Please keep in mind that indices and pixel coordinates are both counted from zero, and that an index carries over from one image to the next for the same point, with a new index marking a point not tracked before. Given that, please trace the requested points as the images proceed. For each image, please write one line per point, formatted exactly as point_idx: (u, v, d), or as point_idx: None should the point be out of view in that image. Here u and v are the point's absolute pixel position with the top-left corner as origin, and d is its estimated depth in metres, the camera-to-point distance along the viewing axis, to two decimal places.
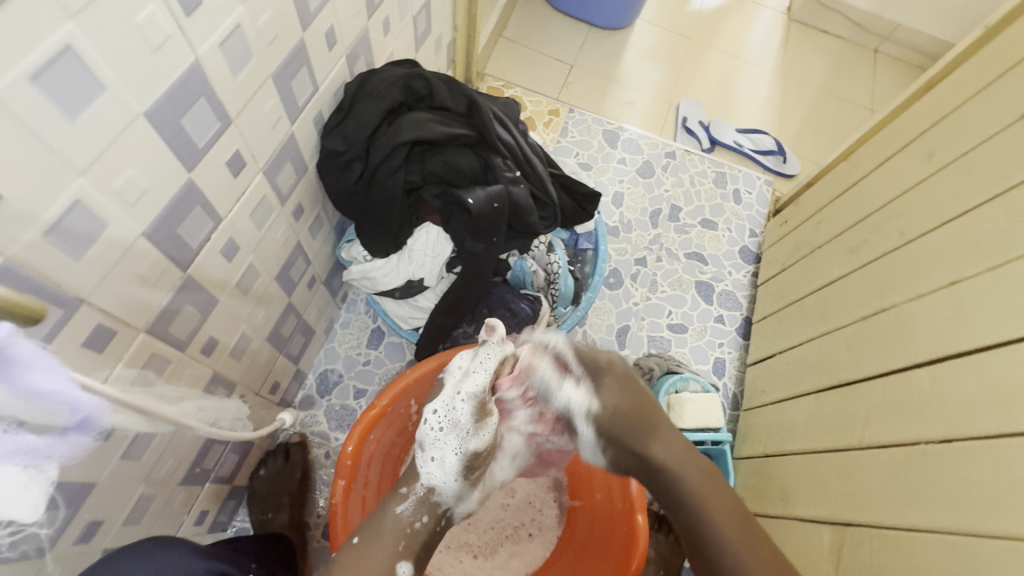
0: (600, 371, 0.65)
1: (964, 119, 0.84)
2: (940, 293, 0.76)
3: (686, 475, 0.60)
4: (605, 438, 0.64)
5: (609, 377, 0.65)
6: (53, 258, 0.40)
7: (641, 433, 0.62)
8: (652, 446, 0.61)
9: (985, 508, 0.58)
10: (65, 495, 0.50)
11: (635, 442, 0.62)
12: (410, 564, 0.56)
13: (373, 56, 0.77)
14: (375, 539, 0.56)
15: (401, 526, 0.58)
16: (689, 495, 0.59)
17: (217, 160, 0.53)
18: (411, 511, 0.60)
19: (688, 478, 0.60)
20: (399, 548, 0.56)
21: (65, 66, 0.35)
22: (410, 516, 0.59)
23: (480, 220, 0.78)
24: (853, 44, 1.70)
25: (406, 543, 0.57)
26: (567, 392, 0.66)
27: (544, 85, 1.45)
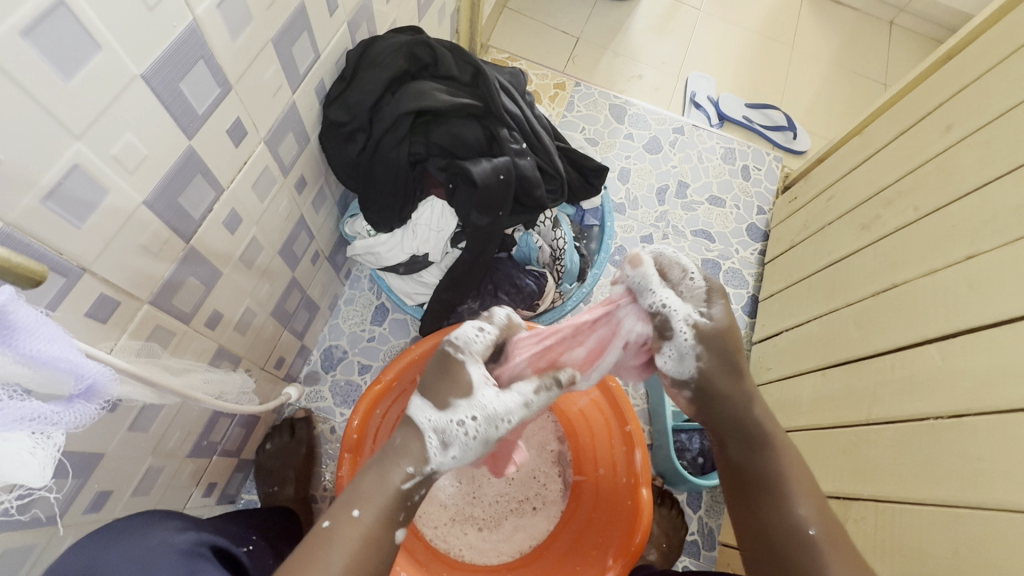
0: (710, 289, 0.64)
1: (986, 90, 0.81)
2: (953, 269, 0.74)
3: (751, 411, 0.63)
4: (711, 350, 0.62)
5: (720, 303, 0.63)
6: (52, 224, 0.39)
7: (732, 382, 0.63)
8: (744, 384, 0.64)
9: (993, 482, 0.58)
10: (72, 464, 0.50)
11: (724, 376, 0.63)
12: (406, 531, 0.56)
13: (375, 23, 0.75)
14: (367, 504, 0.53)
15: (403, 500, 0.55)
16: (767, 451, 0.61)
17: (217, 127, 0.51)
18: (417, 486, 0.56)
19: (754, 415, 0.63)
20: (398, 519, 0.55)
21: (59, 22, 0.33)
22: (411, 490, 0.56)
23: (486, 193, 0.76)
24: (868, 16, 1.65)
25: (406, 513, 0.55)
26: (665, 296, 0.63)
27: (550, 58, 1.42)
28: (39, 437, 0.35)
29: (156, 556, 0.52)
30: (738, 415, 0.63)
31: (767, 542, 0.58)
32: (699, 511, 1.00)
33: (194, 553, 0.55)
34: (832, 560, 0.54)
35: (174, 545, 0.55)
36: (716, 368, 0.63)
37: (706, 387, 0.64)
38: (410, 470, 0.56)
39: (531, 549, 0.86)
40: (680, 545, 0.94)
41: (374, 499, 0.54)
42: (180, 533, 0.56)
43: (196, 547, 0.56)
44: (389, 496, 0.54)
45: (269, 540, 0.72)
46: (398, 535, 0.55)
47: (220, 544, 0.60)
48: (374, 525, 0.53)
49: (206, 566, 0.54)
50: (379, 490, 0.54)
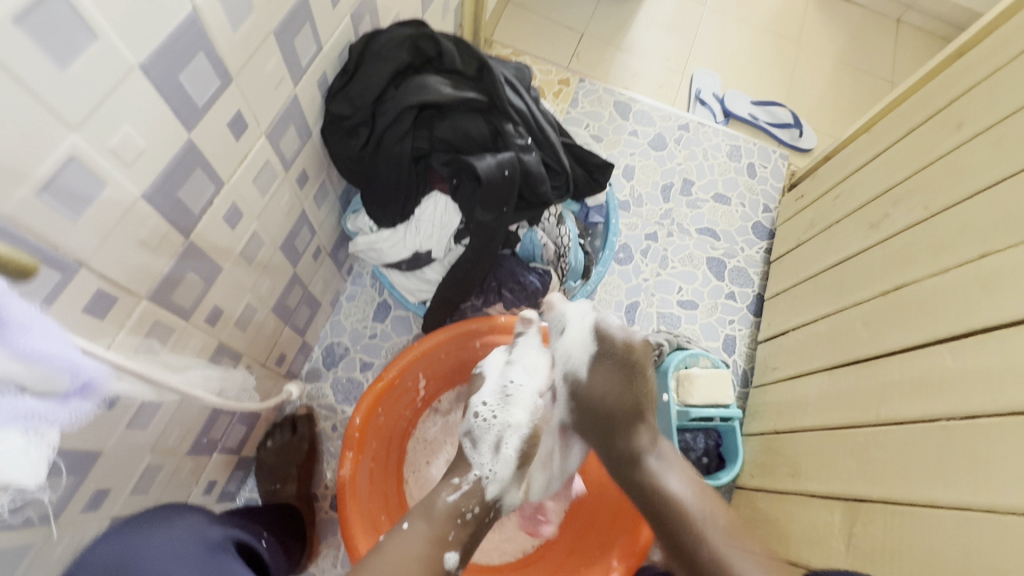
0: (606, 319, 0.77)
1: (998, 86, 0.79)
2: (964, 268, 0.73)
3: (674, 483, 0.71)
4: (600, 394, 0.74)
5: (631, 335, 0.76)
6: (47, 217, 0.38)
7: (629, 415, 0.73)
8: (635, 436, 0.73)
9: (1006, 485, 0.57)
10: (69, 461, 0.49)
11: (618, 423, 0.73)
12: (456, 554, 0.65)
13: (378, 16, 0.74)
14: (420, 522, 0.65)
15: (451, 514, 0.67)
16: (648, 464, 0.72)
17: (218, 120, 0.50)
18: (462, 501, 0.69)
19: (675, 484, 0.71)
20: (448, 537, 0.65)
21: (53, 8, 0.32)
22: (460, 505, 0.68)
23: (490, 188, 0.75)
24: (875, 13, 1.63)
25: (455, 532, 0.66)
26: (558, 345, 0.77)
27: (554, 54, 1.40)
28: (32, 437, 0.34)
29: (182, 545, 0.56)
30: (625, 426, 0.73)
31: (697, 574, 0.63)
32: None
33: (220, 546, 0.59)
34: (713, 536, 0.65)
35: (202, 537, 0.58)
36: (619, 392, 0.73)
37: (607, 422, 0.74)
38: (456, 481, 0.71)
39: (534, 550, 0.87)
40: None
41: (423, 515, 0.66)
42: (210, 526, 0.61)
43: (225, 542, 0.60)
44: (440, 514, 0.67)
45: (282, 541, 0.73)
46: (448, 557, 0.64)
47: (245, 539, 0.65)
48: (421, 541, 0.63)
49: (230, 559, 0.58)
50: (430, 511, 0.67)
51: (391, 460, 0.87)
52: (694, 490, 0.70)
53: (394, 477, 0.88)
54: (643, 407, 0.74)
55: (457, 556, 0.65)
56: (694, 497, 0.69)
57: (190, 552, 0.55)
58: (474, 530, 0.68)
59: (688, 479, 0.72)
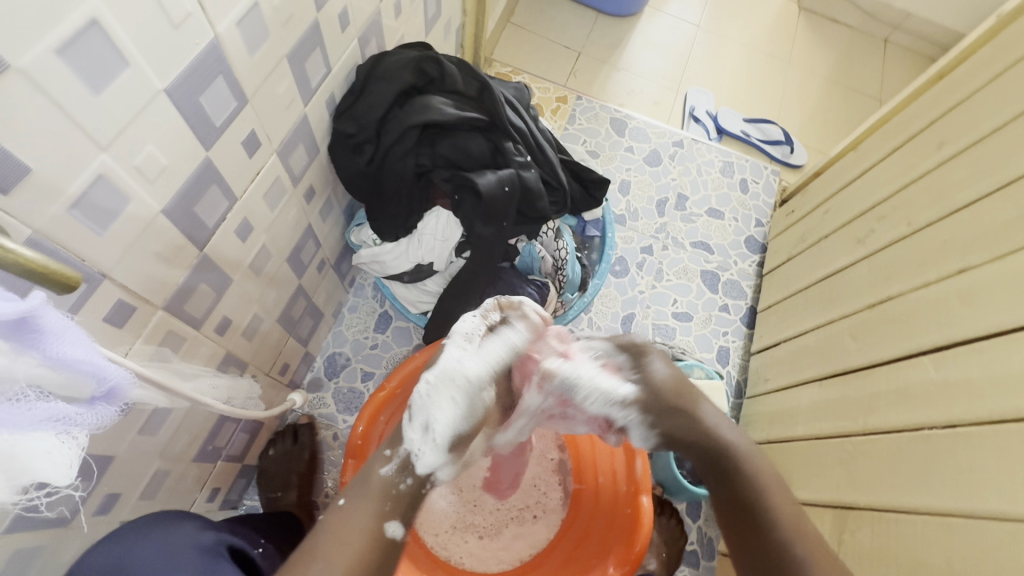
0: (636, 352, 0.68)
1: (976, 108, 0.83)
2: (947, 282, 0.76)
3: (753, 458, 0.61)
4: (652, 411, 0.64)
5: (653, 355, 0.68)
6: (76, 232, 0.40)
7: (718, 459, 0.62)
8: (701, 422, 0.64)
9: (986, 491, 0.59)
10: (84, 465, 0.51)
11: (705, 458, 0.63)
12: (400, 526, 0.53)
13: (384, 39, 0.77)
14: (359, 501, 0.53)
15: (387, 488, 0.55)
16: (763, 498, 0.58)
17: (233, 139, 0.53)
18: (397, 472, 0.56)
19: (755, 461, 0.61)
20: (384, 509, 0.53)
21: (89, 40, 0.35)
22: (396, 477, 0.56)
23: (491, 204, 0.78)
24: (863, 33, 1.69)
25: (393, 504, 0.54)
26: (595, 373, 0.65)
27: (552, 72, 1.45)
28: (63, 437, 0.36)
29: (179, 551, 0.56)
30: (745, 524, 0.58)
31: (777, 563, 0.54)
32: (698, 520, 1.01)
33: (214, 551, 0.59)
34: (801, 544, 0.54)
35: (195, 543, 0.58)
36: (656, 423, 0.64)
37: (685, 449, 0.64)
38: (388, 453, 0.58)
39: (531, 558, 0.87)
40: (678, 554, 0.95)
41: (360, 489, 0.55)
42: (202, 531, 0.61)
43: (217, 546, 0.60)
44: (376, 486, 0.55)
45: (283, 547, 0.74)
46: (389, 529, 0.52)
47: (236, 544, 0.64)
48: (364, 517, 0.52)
49: (222, 565, 0.58)
50: (365, 484, 0.55)
51: None
52: (807, 529, 0.56)
53: None
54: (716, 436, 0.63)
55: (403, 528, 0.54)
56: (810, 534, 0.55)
57: (188, 557, 0.56)
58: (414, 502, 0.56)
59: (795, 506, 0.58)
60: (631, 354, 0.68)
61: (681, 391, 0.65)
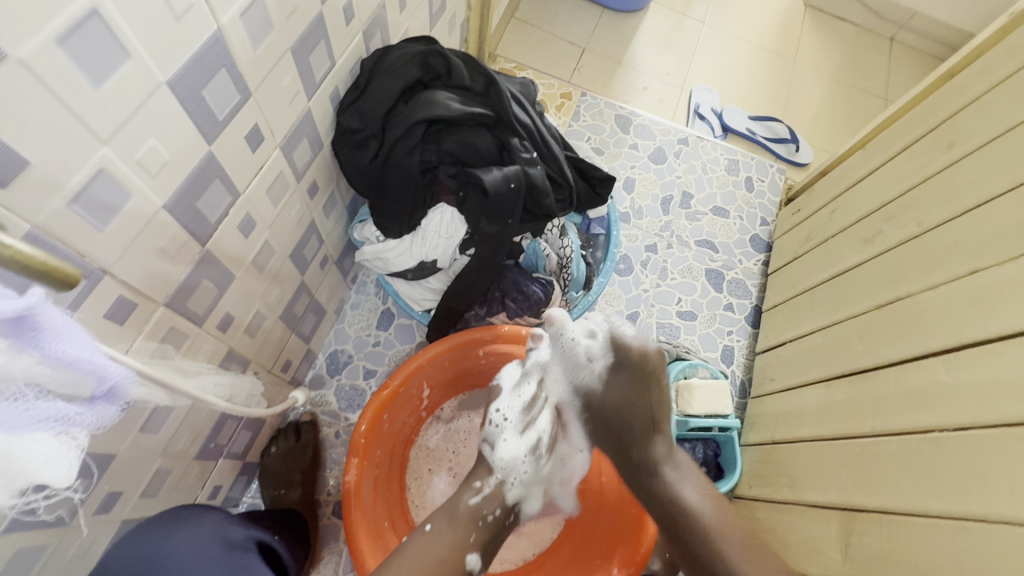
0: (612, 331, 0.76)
1: (988, 107, 0.82)
2: (957, 283, 0.75)
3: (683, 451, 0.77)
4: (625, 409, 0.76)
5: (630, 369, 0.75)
6: (76, 227, 0.40)
7: (645, 425, 0.75)
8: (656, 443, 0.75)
9: (997, 494, 0.59)
10: (86, 463, 0.50)
11: (636, 429, 0.75)
12: (477, 556, 0.69)
13: (388, 33, 0.76)
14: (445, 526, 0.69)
15: (474, 518, 0.71)
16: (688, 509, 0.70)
17: (236, 133, 0.52)
18: (483, 504, 0.73)
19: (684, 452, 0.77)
20: (469, 539, 0.69)
21: (91, 31, 0.34)
22: (482, 509, 0.72)
23: (496, 201, 0.77)
24: (869, 31, 1.67)
25: (476, 535, 0.70)
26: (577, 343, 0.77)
27: (556, 68, 1.43)
28: (62, 438, 0.36)
29: (207, 545, 0.61)
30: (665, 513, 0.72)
31: None
32: None
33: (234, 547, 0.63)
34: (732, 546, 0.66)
35: (224, 536, 0.63)
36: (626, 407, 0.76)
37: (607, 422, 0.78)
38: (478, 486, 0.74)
39: (535, 556, 0.87)
40: None
41: (445, 519, 0.70)
42: (211, 533, 0.62)
43: (246, 541, 0.65)
44: (464, 514, 0.71)
45: (291, 544, 0.75)
46: (469, 559, 0.68)
47: (264, 539, 0.69)
48: (443, 544, 0.67)
49: (251, 559, 0.63)
50: (452, 511, 0.71)
51: (394, 467, 0.88)
52: (706, 500, 0.71)
53: (397, 483, 0.89)
54: (656, 417, 0.75)
55: (478, 557, 0.69)
56: (712, 514, 0.70)
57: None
58: (492, 533, 0.72)
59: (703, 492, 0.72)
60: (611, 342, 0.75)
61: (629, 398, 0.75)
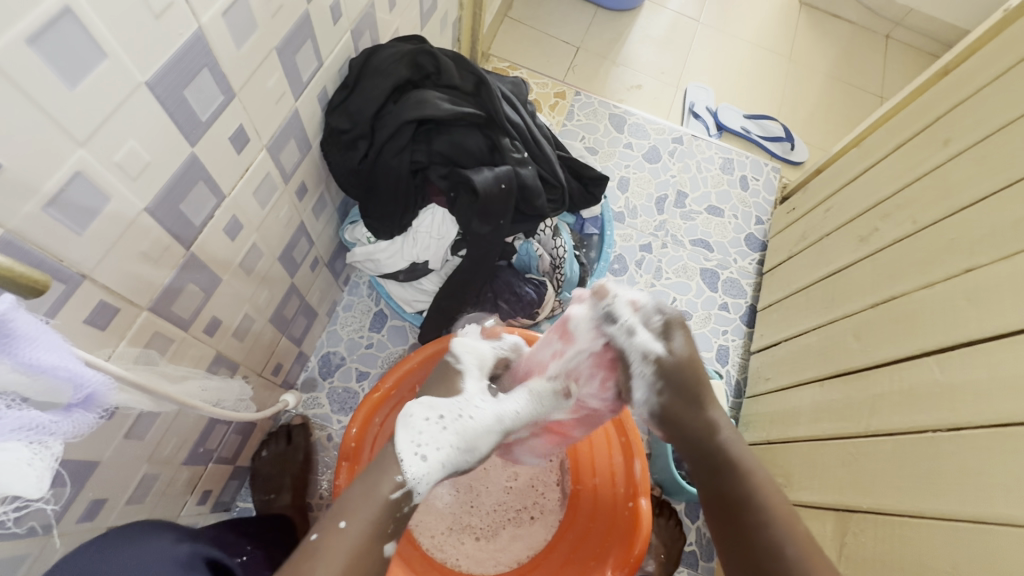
0: (670, 321, 0.61)
1: (982, 104, 0.82)
2: (951, 282, 0.75)
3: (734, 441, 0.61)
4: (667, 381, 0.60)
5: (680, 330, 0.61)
6: (53, 231, 0.39)
7: (697, 395, 0.61)
8: (706, 421, 0.61)
9: (991, 492, 0.59)
10: (68, 471, 0.50)
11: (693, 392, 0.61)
12: (397, 545, 0.53)
13: (378, 33, 0.75)
14: (357, 516, 0.51)
15: (391, 510, 0.53)
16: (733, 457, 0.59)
17: (220, 134, 0.51)
18: (405, 495, 0.54)
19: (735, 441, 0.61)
20: (388, 531, 0.52)
21: (64, 30, 0.33)
22: (400, 500, 0.53)
23: (487, 201, 0.76)
24: (864, 29, 1.67)
25: (395, 525, 0.53)
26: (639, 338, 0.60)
27: (549, 68, 1.43)
28: (36, 448, 0.35)
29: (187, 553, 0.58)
30: (695, 399, 0.61)
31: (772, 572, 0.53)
32: None
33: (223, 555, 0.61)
34: (793, 546, 0.54)
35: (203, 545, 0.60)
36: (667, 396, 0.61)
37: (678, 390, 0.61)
38: (398, 478, 0.53)
39: (529, 560, 0.86)
40: (678, 555, 0.93)
41: (362, 505, 0.52)
42: (184, 541, 0.58)
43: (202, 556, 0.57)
44: (376, 507, 0.52)
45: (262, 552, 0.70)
46: (386, 548, 0.52)
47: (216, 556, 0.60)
48: (359, 537, 0.50)
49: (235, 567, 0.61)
50: (365, 496, 0.53)
51: None
52: (774, 487, 0.58)
53: None
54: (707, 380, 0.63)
55: (398, 545, 0.54)
56: (766, 475, 0.59)
57: (167, 565, 0.53)
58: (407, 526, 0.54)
59: (749, 450, 0.61)
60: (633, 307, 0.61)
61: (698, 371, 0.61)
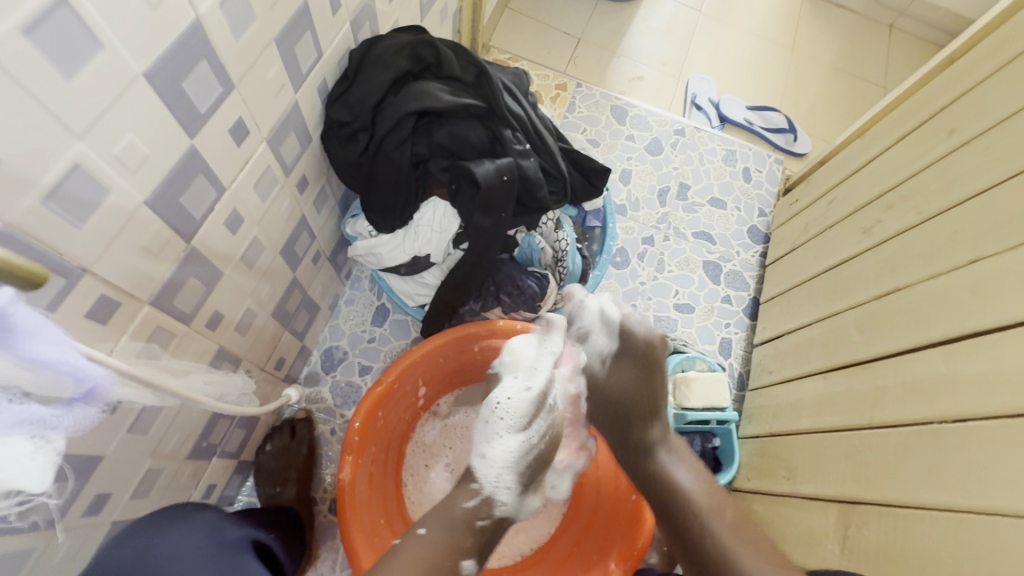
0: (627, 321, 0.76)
1: (988, 93, 0.81)
2: (957, 273, 0.74)
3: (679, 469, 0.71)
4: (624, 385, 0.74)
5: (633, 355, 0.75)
6: (51, 224, 0.39)
7: (648, 407, 0.74)
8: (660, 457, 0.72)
9: (996, 483, 0.59)
10: (72, 466, 0.50)
11: (634, 412, 0.74)
12: (472, 561, 0.64)
13: (377, 24, 0.74)
14: (434, 531, 0.64)
15: (470, 520, 0.66)
16: (683, 489, 0.68)
17: (220, 127, 0.51)
18: (479, 506, 0.68)
19: (679, 473, 0.70)
20: (464, 546, 0.64)
21: (61, 20, 0.33)
22: (477, 511, 0.67)
23: (489, 194, 0.76)
24: (868, 19, 1.65)
25: (471, 539, 0.65)
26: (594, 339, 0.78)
27: (550, 59, 1.41)
28: (38, 443, 0.35)
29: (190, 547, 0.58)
30: (642, 415, 0.74)
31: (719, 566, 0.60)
32: None
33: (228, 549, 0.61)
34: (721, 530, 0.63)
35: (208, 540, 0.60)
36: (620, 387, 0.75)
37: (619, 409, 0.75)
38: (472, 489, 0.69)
39: (533, 552, 0.86)
40: None
41: (439, 523, 0.64)
42: (199, 535, 0.60)
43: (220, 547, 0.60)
44: (456, 515, 0.66)
45: (286, 541, 0.75)
46: (465, 564, 0.63)
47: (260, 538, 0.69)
48: (437, 549, 0.62)
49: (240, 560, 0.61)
50: (445, 513, 0.66)
51: (389, 462, 0.88)
52: (701, 484, 0.69)
53: (393, 479, 0.88)
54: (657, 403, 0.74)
55: (473, 563, 0.64)
56: (706, 496, 0.67)
57: None
58: (487, 537, 0.67)
59: (698, 475, 0.70)
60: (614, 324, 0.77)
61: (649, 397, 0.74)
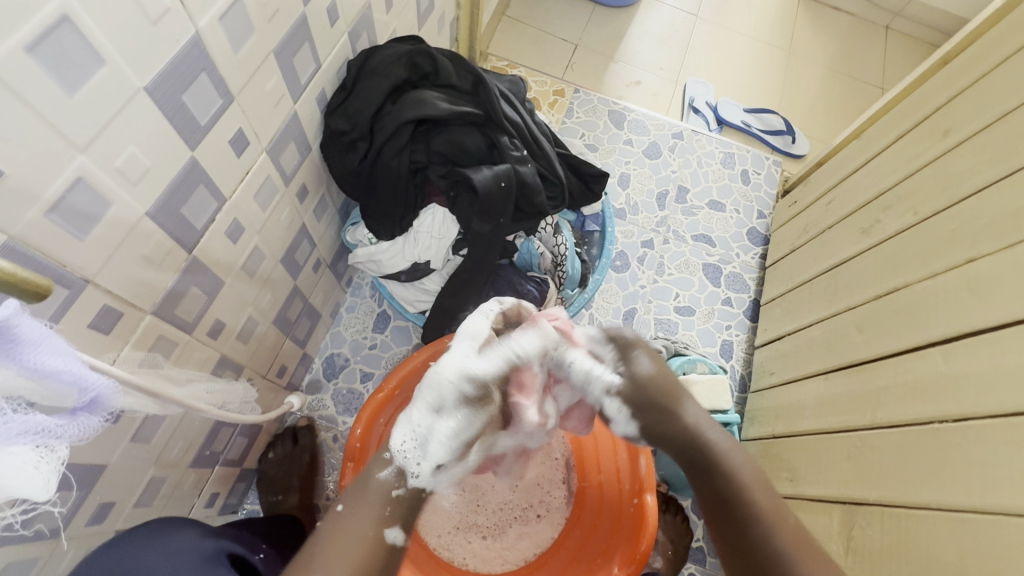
0: (626, 345, 0.71)
1: (982, 93, 0.81)
2: (956, 272, 0.74)
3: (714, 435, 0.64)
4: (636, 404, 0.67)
5: (642, 351, 0.70)
6: (56, 237, 0.39)
7: (663, 394, 0.67)
8: (678, 415, 0.66)
9: (998, 483, 0.58)
10: (76, 475, 0.50)
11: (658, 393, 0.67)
12: (398, 531, 0.56)
13: (375, 35, 0.75)
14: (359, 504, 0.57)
15: (386, 492, 0.58)
16: (719, 453, 0.62)
17: (220, 138, 0.51)
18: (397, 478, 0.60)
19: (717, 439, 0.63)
20: (385, 515, 0.56)
21: (61, 37, 0.34)
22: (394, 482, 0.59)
23: (487, 200, 0.76)
24: (864, 20, 1.66)
25: (392, 508, 0.58)
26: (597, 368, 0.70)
27: (548, 66, 1.43)
28: (43, 452, 0.36)
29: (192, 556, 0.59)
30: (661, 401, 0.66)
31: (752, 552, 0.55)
32: None
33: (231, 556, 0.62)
34: (781, 527, 0.55)
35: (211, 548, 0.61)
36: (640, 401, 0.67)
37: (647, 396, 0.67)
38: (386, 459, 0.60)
39: (536, 557, 0.85)
40: (685, 550, 0.93)
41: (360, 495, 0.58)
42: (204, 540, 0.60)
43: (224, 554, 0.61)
44: (374, 491, 0.58)
45: (277, 550, 0.72)
46: (389, 534, 0.55)
47: (237, 551, 0.63)
48: (362, 522, 0.55)
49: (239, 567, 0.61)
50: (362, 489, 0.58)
51: None
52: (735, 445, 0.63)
53: None
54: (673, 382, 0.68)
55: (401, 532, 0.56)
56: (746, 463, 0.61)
57: None
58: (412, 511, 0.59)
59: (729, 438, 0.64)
60: (617, 348, 0.71)
61: (662, 385, 0.67)
